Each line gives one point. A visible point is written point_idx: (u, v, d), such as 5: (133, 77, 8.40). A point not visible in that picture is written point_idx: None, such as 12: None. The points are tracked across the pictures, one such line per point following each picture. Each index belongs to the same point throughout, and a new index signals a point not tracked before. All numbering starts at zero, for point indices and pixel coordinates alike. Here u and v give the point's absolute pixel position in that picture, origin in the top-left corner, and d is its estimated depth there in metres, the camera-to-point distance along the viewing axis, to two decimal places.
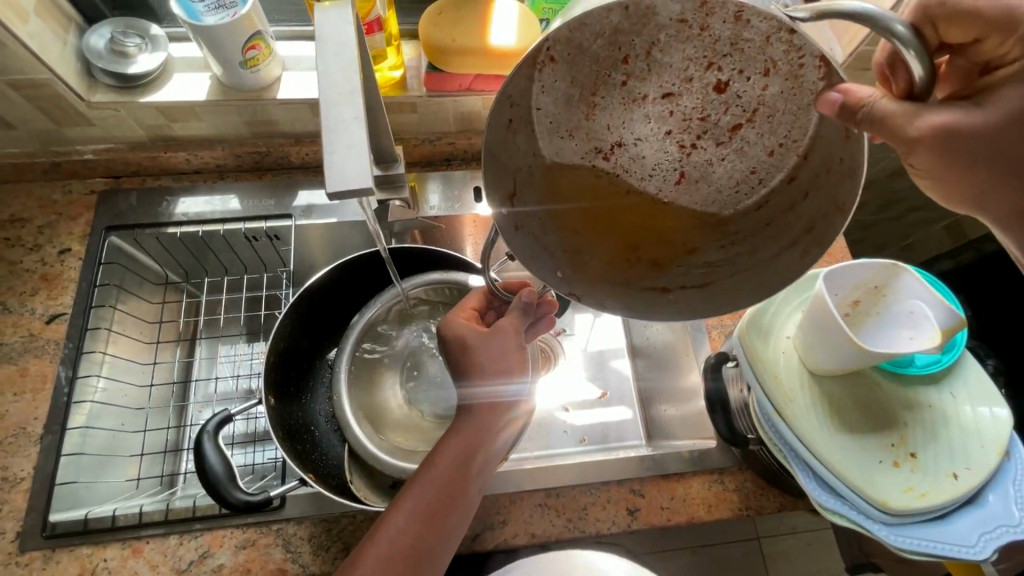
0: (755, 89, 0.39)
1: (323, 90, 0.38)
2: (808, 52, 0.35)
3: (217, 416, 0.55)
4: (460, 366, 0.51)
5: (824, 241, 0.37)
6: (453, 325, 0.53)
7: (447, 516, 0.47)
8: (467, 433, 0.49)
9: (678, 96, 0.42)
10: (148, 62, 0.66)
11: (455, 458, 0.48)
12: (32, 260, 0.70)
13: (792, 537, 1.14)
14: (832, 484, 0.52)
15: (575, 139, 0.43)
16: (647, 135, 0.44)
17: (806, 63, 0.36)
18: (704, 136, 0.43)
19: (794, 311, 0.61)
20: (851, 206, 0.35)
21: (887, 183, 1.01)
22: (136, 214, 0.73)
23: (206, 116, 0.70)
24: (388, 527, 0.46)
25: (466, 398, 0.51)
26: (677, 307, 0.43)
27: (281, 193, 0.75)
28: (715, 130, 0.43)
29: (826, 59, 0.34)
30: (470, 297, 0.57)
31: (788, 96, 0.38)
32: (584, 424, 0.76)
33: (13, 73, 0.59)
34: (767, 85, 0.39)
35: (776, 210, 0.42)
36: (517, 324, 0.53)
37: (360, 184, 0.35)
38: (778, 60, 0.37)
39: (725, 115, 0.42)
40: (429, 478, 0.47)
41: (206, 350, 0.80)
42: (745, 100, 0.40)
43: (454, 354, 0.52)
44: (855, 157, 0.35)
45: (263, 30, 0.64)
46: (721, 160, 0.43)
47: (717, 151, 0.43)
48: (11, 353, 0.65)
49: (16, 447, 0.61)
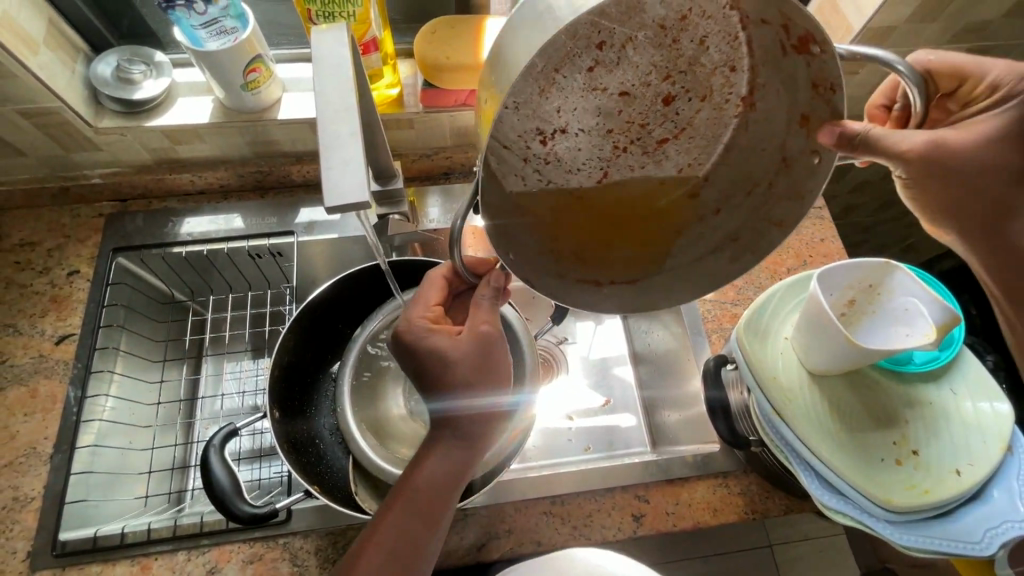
0: (690, 112, 0.51)
1: (321, 109, 0.39)
2: (735, 91, 0.47)
3: (223, 430, 0.56)
4: (433, 374, 0.49)
5: (756, 249, 0.45)
6: (419, 330, 0.50)
7: (438, 517, 0.48)
8: (459, 440, 0.49)
9: (631, 97, 0.51)
10: (153, 88, 0.68)
11: (446, 466, 0.49)
12: (42, 283, 0.72)
13: (804, 544, 1.13)
14: (835, 484, 0.52)
15: (518, 115, 0.42)
16: (590, 127, 0.51)
17: (731, 101, 0.48)
18: (636, 141, 0.53)
19: (790, 313, 0.62)
20: (794, 223, 0.43)
21: (883, 184, 1.01)
22: (143, 235, 0.75)
23: (210, 138, 0.72)
24: (382, 529, 0.47)
25: (456, 410, 0.49)
26: (615, 296, 0.46)
27: (284, 211, 0.77)
28: (647, 138, 0.53)
29: (746, 99, 0.47)
30: (427, 291, 0.52)
31: (709, 123, 0.50)
32: (590, 432, 0.76)
33: (23, 102, 0.62)
34: (699, 110, 0.51)
35: (685, 219, 0.49)
36: (491, 321, 0.50)
37: (357, 198, 0.36)
38: (712, 91, 0.49)
39: (659, 127, 0.52)
40: (418, 485, 0.48)
41: (213, 367, 0.81)
42: (677, 120, 0.52)
43: (426, 362, 0.49)
44: (795, 182, 0.43)
45: (264, 54, 0.66)
46: (642, 166, 0.53)
47: (641, 157, 0.53)
48: (22, 375, 0.67)
49: (26, 467, 0.62)
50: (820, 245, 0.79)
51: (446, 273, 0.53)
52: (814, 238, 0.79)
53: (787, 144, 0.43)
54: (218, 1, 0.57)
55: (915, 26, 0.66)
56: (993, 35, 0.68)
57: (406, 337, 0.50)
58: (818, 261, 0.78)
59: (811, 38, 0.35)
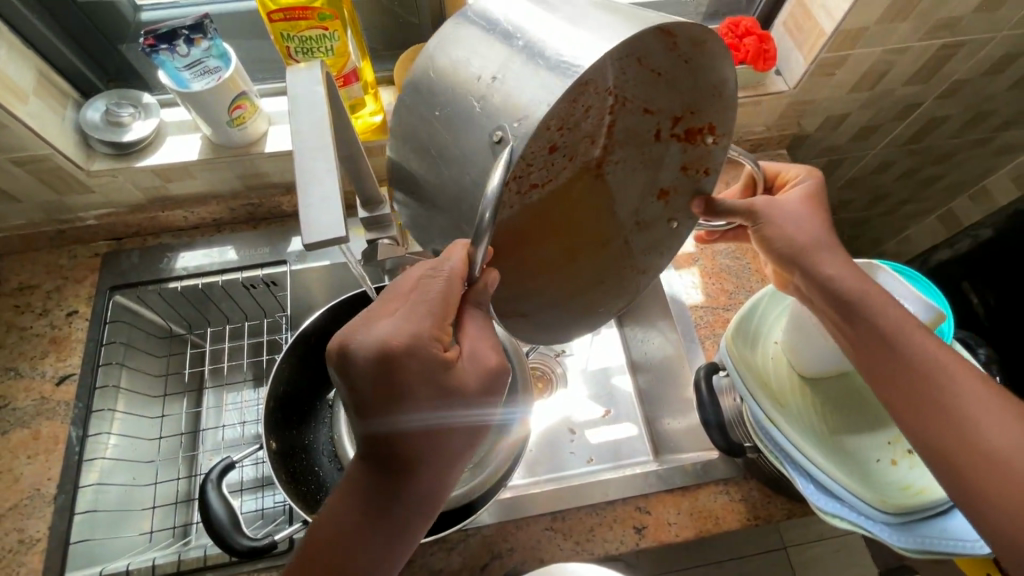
0: (557, 166, 0.47)
1: (298, 146, 0.40)
2: (587, 160, 0.48)
3: (220, 464, 0.56)
4: (417, 403, 0.36)
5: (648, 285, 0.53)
6: (419, 353, 0.35)
7: (376, 559, 0.40)
8: (421, 487, 0.39)
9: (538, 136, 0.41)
10: (142, 129, 0.70)
11: (410, 496, 0.39)
12: (41, 324, 0.73)
13: (819, 546, 1.12)
14: (830, 487, 0.52)
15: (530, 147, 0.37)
16: None
17: (584, 164, 0.48)
18: (516, 180, 0.44)
19: (779, 317, 0.64)
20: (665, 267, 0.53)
21: (872, 179, 1.02)
22: (138, 272, 0.76)
23: (200, 174, 0.73)
24: (317, 524, 0.41)
25: (441, 439, 0.37)
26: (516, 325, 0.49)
27: (276, 240, 0.79)
28: (523, 180, 0.44)
29: (599, 163, 0.48)
30: (440, 292, 0.36)
31: (568, 178, 0.48)
32: (592, 444, 0.76)
33: (16, 151, 0.63)
34: (564, 167, 0.47)
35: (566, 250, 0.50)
36: (497, 348, 0.39)
37: (334, 232, 0.37)
38: (575, 152, 0.47)
39: (535, 171, 0.45)
40: (369, 519, 0.39)
41: (213, 400, 0.82)
42: (549, 170, 0.46)
43: (415, 393, 0.35)
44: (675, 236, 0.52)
45: (248, 90, 0.67)
46: (510, 206, 0.45)
47: (512, 199, 0.45)
48: (24, 418, 0.67)
49: (32, 509, 0.63)
50: None
51: (464, 269, 0.36)
52: None
53: (642, 208, 0.50)
54: (200, 43, 0.59)
55: (885, 27, 0.67)
56: (966, 30, 0.69)
57: (391, 360, 0.35)
58: None
59: (704, 132, 0.45)
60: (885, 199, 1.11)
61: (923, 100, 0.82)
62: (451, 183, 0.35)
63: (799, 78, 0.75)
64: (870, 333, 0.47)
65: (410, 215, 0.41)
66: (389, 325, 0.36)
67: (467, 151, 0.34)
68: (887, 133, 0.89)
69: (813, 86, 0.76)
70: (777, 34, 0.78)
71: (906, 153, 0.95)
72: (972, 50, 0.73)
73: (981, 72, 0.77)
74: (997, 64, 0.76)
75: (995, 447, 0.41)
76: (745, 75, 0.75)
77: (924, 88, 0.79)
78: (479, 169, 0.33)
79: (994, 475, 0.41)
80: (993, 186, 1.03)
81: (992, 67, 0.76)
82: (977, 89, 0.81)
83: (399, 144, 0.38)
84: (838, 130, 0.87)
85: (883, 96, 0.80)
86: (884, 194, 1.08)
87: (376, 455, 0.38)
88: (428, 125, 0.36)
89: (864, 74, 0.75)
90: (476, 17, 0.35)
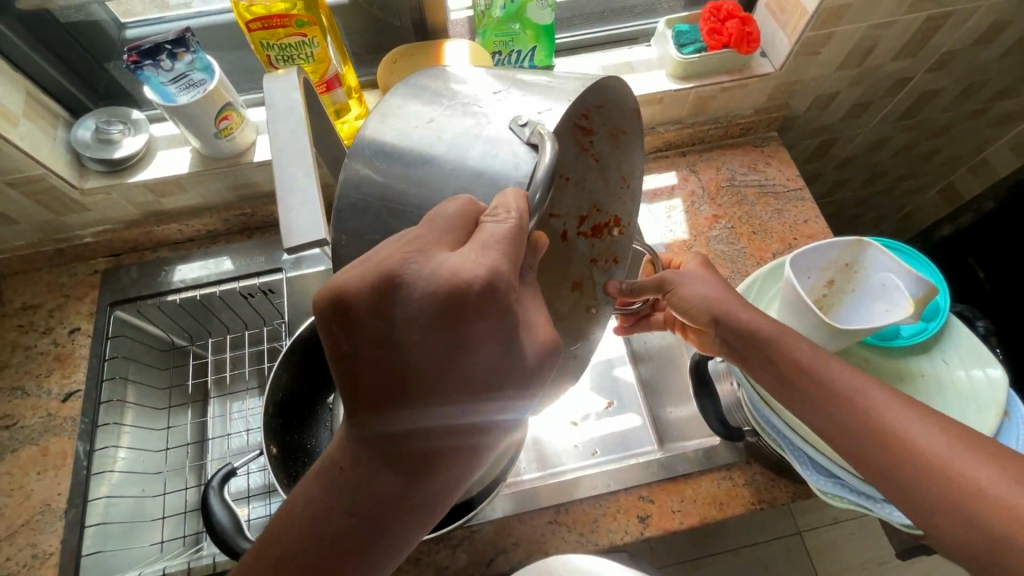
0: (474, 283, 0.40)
1: (274, 154, 0.40)
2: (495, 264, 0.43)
3: (221, 471, 0.57)
4: (442, 382, 0.34)
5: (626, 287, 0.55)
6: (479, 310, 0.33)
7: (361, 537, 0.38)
8: (430, 466, 0.37)
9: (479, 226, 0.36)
10: (132, 146, 0.70)
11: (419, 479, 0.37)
12: (44, 343, 0.74)
13: (835, 528, 1.11)
14: (830, 468, 0.53)
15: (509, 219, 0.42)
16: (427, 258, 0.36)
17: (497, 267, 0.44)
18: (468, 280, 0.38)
19: (771, 299, 0.66)
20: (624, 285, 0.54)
21: (867, 158, 1.01)
22: (137, 286, 0.77)
23: (192, 187, 0.74)
24: (304, 498, 0.39)
25: (456, 423, 0.36)
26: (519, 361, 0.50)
27: (270, 250, 0.80)
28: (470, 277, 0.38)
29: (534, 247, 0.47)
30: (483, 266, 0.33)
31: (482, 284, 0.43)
32: (596, 437, 0.72)
33: (10, 173, 0.64)
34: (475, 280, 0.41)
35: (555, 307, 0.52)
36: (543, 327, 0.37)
37: (313, 236, 0.37)
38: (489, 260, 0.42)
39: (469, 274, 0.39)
40: (347, 509, 0.37)
41: (218, 408, 0.83)
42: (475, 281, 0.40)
43: (434, 367, 0.34)
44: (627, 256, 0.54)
45: (233, 101, 0.68)
46: None
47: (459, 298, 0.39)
48: (32, 434, 0.69)
49: (43, 524, 0.64)
50: (804, 227, 0.79)
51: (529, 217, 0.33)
52: (797, 220, 0.80)
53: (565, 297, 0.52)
54: (183, 56, 0.60)
55: (867, 2, 0.67)
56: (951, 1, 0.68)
57: (414, 330, 0.33)
58: (802, 242, 0.79)
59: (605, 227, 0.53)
60: (883, 176, 1.09)
61: (914, 73, 0.81)
62: (458, 177, 0.36)
63: (784, 59, 0.74)
64: (773, 371, 0.52)
65: (343, 258, 0.39)
66: (451, 264, 0.33)
67: (490, 145, 0.37)
68: (880, 110, 0.88)
69: (799, 66, 0.76)
70: (761, 15, 0.77)
71: (902, 128, 0.94)
72: (960, 20, 0.72)
73: (971, 42, 0.76)
74: (987, 33, 0.75)
75: (950, 439, 0.44)
76: (729, 59, 0.75)
77: (913, 62, 0.78)
78: (508, 153, 0.36)
79: (944, 475, 0.43)
80: (992, 157, 1.01)
81: (981, 37, 0.75)
82: (968, 60, 0.80)
83: (375, 152, 0.37)
84: (829, 108, 0.86)
85: (871, 72, 0.79)
86: (881, 171, 1.07)
87: (370, 421, 0.36)
88: (428, 130, 0.38)
89: (851, 50, 0.74)
90: (425, 88, 0.40)
